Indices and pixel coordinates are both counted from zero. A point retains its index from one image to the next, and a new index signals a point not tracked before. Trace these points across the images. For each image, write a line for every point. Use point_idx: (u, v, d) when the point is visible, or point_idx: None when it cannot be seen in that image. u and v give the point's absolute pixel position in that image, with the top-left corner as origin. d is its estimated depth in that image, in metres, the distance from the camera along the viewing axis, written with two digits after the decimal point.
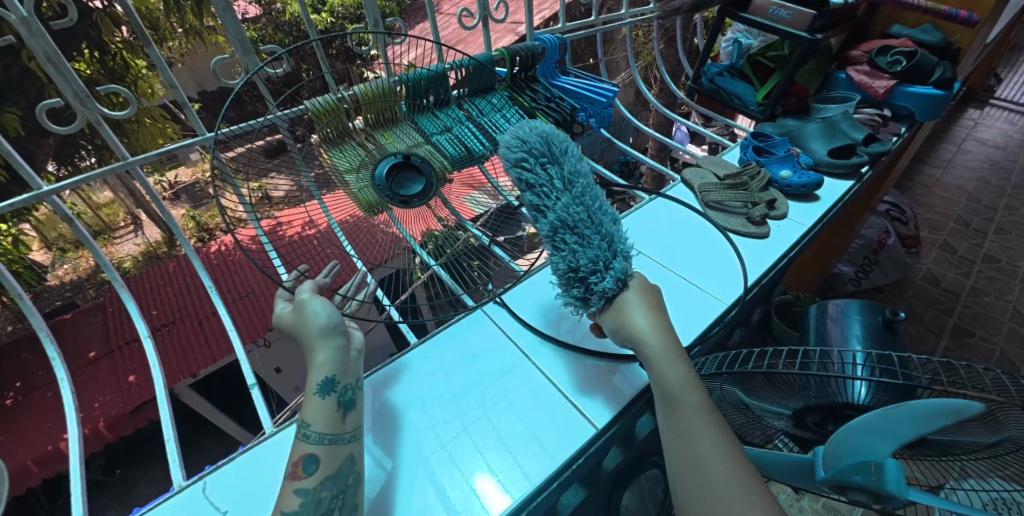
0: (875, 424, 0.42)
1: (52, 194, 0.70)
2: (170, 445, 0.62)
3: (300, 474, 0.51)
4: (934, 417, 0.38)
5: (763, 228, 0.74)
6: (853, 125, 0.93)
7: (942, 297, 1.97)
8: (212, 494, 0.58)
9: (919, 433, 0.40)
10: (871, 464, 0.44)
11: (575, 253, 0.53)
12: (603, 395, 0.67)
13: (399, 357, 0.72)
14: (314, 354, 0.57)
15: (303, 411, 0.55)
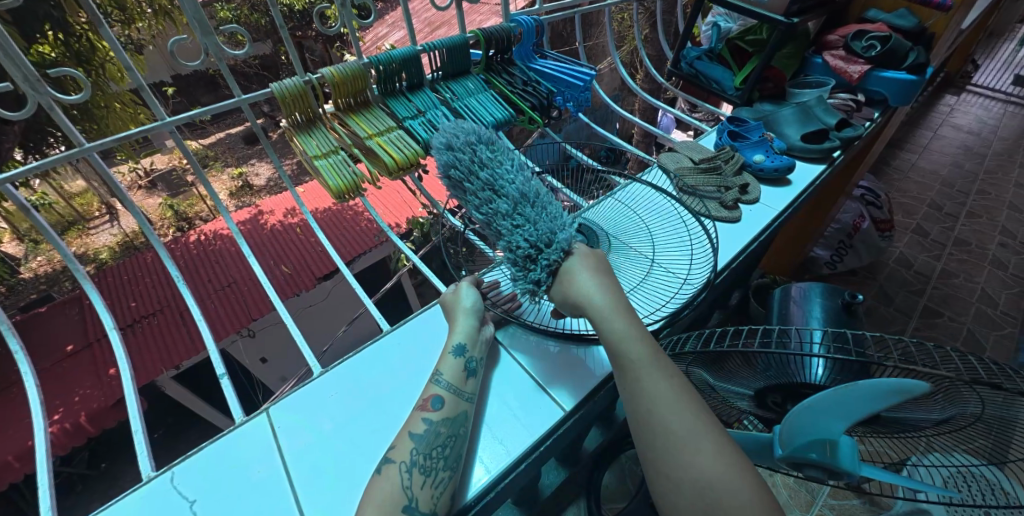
0: (830, 403, 0.43)
1: (5, 183, 0.66)
2: (137, 436, 0.60)
3: (429, 408, 0.56)
4: (886, 396, 0.39)
5: (735, 212, 0.75)
6: (826, 110, 0.94)
7: (913, 279, 2.03)
8: (180, 484, 0.57)
9: (872, 410, 0.41)
10: (828, 443, 0.45)
11: (514, 235, 0.54)
12: (576, 378, 0.67)
13: (415, 320, 0.74)
14: (456, 323, 0.64)
15: (438, 363, 0.61)
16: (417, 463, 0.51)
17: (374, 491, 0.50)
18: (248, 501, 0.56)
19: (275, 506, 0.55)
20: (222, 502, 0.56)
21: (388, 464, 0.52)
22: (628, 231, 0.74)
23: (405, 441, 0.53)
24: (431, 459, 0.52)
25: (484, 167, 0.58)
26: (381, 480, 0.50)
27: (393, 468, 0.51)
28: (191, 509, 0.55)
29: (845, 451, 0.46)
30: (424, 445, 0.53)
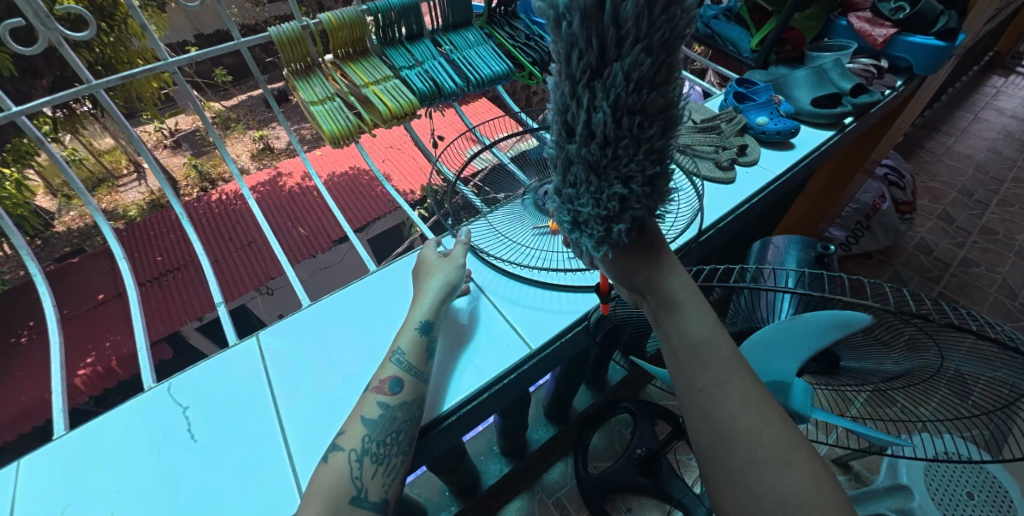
0: (771, 336, 0.40)
1: (20, 116, 0.71)
2: (142, 352, 0.65)
3: (384, 392, 0.53)
4: (832, 330, 0.36)
5: (730, 174, 0.73)
6: (842, 74, 0.90)
7: (931, 266, 1.96)
8: (176, 393, 0.61)
9: (821, 345, 0.37)
10: (781, 384, 0.42)
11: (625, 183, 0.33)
12: (546, 320, 0.67)
13: (396, 263, 0.76)
14: (419, 301, 0.62)
15: (399, 339, 0.58)
16: (368, 450, 0.49)
17: (319, 479, 0.47)
18: (235, 412, 0.60)
19: (259, 420, 0.59)
20: (213, 410, 0.60)
21: (336, 451, 0.49)
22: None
23: (355, 426, 0.50)
24: (382, 445, 0.49)
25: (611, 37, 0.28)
26: (327, 467, 0.47)
27: (342, 456, 0.48)
28: (185, 415, 0.59)
29: (802, 398, 0.42)
30: (377, 432, 0.50)
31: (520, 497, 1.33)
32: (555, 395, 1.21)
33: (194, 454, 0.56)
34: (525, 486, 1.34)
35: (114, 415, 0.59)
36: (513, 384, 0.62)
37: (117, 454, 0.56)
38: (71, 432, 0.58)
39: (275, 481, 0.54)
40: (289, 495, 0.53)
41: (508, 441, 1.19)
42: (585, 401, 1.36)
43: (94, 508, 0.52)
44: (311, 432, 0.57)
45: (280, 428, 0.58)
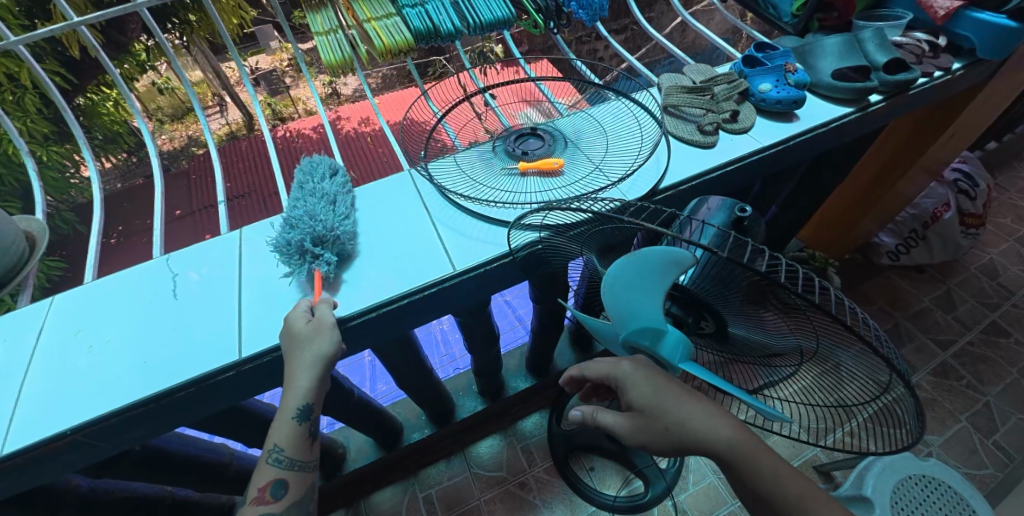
0: (626, 274, 0.39)
1: (81, 26, 0.80)
2: (156, 236, 0.75)
3: (271, 494, 0.52)
4: (668, 271, 0.36)
5: (710, 138, 0.69)
6: (879, 46, 0.81)
7: (992, 291, 1.72)
8: (171, 262, 0.69)
9: (665, 286, 0.38)
10: (652, 329, 0.43)
11: (315, 226, 0.60)
12: (487, 235, 0.63)
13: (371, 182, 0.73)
14: (287, 396, 0.52)
15: (274, 435, 0.53)
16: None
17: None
18: (211, 281, 0.66)
19: (225, 294, 0.64)
20: (194, 277, 0.66)
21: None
22: (587, 133, 0.74)
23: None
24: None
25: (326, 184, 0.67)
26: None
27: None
28: (173, 279, 0.67)
29: (672, 346, 0.43)
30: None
31: (493, 436, 1.39)
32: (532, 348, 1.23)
33: (173, 309, 0.63)
34: (499, 427, 1.40)
35: (124, 270, 0.69)
36: (413, 305, 0.59)
37: (118, 300, 0.65)
38: (92, 283, 0.68)
39: (224, 337, 0.59)
40: (231, 348, 0.57)
41: (482, 382, 1.24)
42: (568, 362, 1.38)
43: (93, 336, 0.62)
44: (263, 302, 0.62)
45: (238, 301, 0.63)
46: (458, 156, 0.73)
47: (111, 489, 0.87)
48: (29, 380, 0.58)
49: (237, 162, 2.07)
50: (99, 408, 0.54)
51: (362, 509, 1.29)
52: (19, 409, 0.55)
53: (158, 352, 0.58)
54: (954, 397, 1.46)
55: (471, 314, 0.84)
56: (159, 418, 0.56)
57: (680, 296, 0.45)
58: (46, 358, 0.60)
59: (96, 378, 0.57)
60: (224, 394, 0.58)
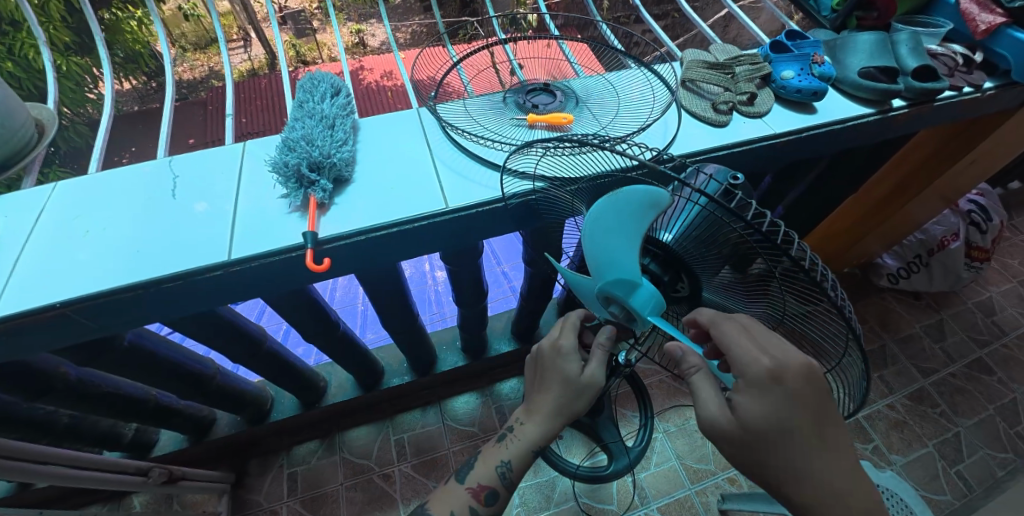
0: (605, 215, 0.40)
1: None
2: (163, 138, 0.75)
3: (478, 499, 0.54)
4: (651, 211, 0.37)
5: (723, 117, 0.69)
6: (912, 51, 0.79)
7: (984, 328, 1.69)
8: (174, 164, 0.70)
9: (643, 228, 0.38)
10: (626, 280, 0.44)
11: (309, 150, 0.60)
12: (480, 180, 0.64)
13: (376, 116, 0.73)
14: (532, 422, 0.53)
15: (473, 473, 0.55)
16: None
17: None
18: (211, 186, 0.67)
19: (222, 200, 0.65)
20: (195, 181, 0.68)
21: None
22: (600, 94, 0.74)
23: (443, 510, 0.53)
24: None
25: (325, 107, 0.66)
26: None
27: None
28: (173, 180, 0.68)
29: (644, 300, 0.44)
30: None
31: (470, 393, 1.43)
32: (519, 313, 1.24)
33: (171, 207, 0.65)
34: (477, 386, 1.44)
35: (127, 167, 0.70)
36: (404, 235, 0.61)
37: (117, 194, 0.67)
38: (97, 174, 0.69)
39: (214, 241, 0.60)
40: (221, 250, 0.59)
41: (465, 338, 1.27)
42: None
43: (90, 222, 0.64)
44: (258, 210, 0.63)
45: (233, 208, 0.64)
46: (468, 102, 0.73)
47: (98, 382, 0.91)
48: (26, 254, 0.60)
49: (255, 98, 2.08)
50: (89, 287, 0.56)
51: (336, 442, 1.34)
52: (13, 279, 0.57)
53: (152, 244, 0.60)
54: (925, 422, 1.48)
55: (463, 262, 0.86)
56: (146, 306, 0.58)
57: (661, 254, 0.45)
58: (45, 237, 0.62)
59: (88, 260, 0.59)
60: (212, 293, 0.60)
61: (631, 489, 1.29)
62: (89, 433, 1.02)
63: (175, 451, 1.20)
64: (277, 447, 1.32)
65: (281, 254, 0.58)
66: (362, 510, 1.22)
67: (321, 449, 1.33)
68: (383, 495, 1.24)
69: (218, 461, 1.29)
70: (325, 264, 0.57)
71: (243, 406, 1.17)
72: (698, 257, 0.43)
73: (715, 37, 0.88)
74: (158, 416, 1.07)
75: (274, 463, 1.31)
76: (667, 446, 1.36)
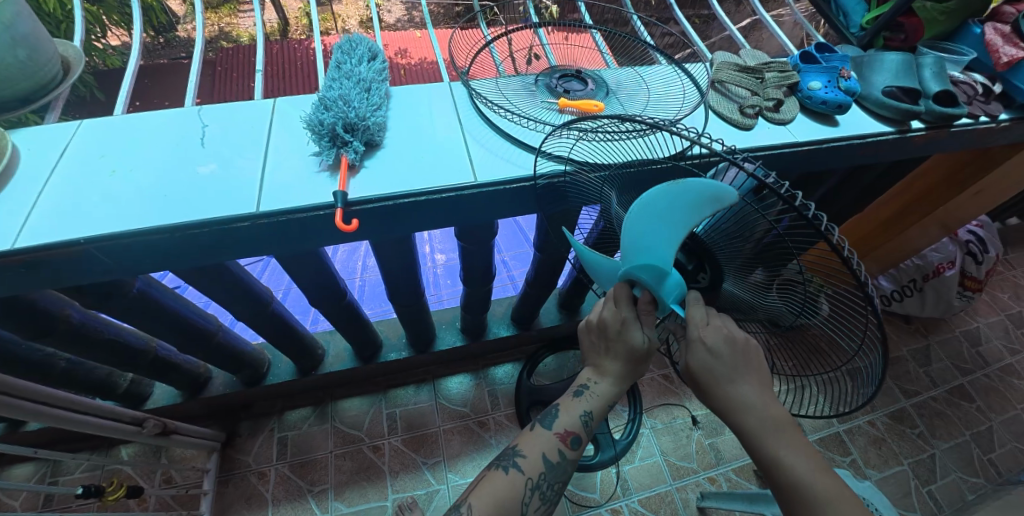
0: (655, 203, 0.41)
1: None
2: (192, 87, 0.76)
3: (566, 444, 0.52)
4: (710, 208, 0.39)
5: (748, 120, 0.70)
6: (936, 74, 0.80)
7: (968, 357, 1.73)
8: (203, 113, 0.70)
9: (692, 222, 0.40)
10: (656, 267, 0.45)
11: (345, 111, 0.64)
12: (508, 160, 0.67)
13: (409, 88, 0.76)
14: (610, 378, 0.53)
15: (538, 439, 0.52)
16: (540, 487, 0.50)
17: (489, 485, 0.49)
18: (240, 139, 0.67)
19: (252, 153, 0.66)
20: (224, 132, 0.68)
21: (516, 467, 0.50)
22: (630, 82, 0.77)
23: (536, 458, 0.51)
24: (552, 490, 0.51)
25: (362, 73, 0.70)
26: (503, 479, 0.49)
27: (519, 478, 0.50)
28: (202, 129, 0.69)
29: (671, 288, 0.47)
30: (551, 475, 0.51)
31: (464, 375, 1.44)
32: (521, 299, 1.25)
33: (200, 155, 0.65)
34: (472, 368, 1.46)
35: (154, 113, 0.70)
36: (430, 204, 0.62)
37: (145, 138, 0.67)
38: (125, 117, 0.69)
39: (244, 191, 0.60)
40: (250, 201, 0.59)
41: (466, 319, 1.28)
42: (552, 321, 1.41)
43: (116, 162, 0.64)
44: (289, 166, 0.64)
45: (263, 161, 0.65)
46: (498, 82, 0.77)
47: (100, 328, 0.84)
48: (50, 188, 0.60)
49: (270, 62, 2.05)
50: (114, 226, 0.56)
51: (328, 410, 1.35)
52: (36, 211, 0.57)
53: (179, 189, 0.60)
54: (902, 441, 1.52)
55: (475, 241, 0.87)
56: (170, 250, 0.58)
57: (689, 242, 0.48)
58: (69, 173, 0.62)
59: (114, 199, 0.59)
60: (237, 243, 0.60)
61: (614, 480, 1.31)
62: (84, 381, 0.99)
63: (168, 405, 1.17)
64: (269, 410, 1.34)
65: (310, 212, 0.59)
66: (350, 478, 1.24)
67: (313, 417, 1.34)
68: (371, 466, 1.26)
69: (209, 420, 1.29)
70: (354, 225, 0.60)
71: (242, 367, 1.15)
72: (730, 252, 0.46)
73: (743, 40, 0.90)
74: (156, 367, 1.01)
75: (265, 426, 1.31)
76: (653, 442, 1.39)
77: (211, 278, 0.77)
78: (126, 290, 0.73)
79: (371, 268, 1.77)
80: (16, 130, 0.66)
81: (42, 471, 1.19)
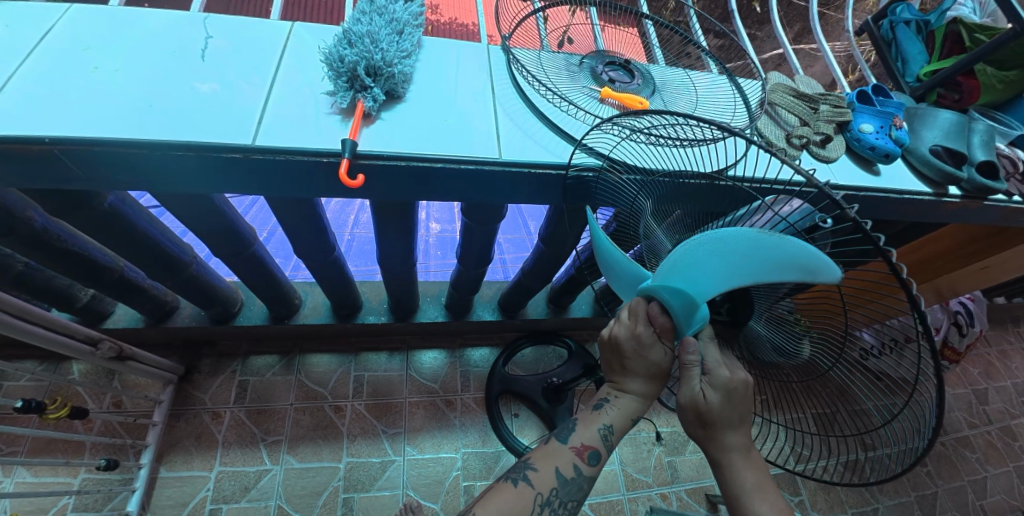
0: (733, 243, 0.38)
1: None
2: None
3: (582, 459, 0.49)
4: (790, 271, 0.36)
5: (792, 151, 0.67)
6: (987, 142, 0.77)
7: None
8: (209, 24, 0.64)
9: (763, 279, 0.38)
10: (689, 297, 0.43)
11: (372, 52, 0.59)
12: (534, 140, 0.62)
13: (440, 45, 0.70)
14: (633, 395, 0.51)
15: (554, 454, 0.50)
16: (551, 503, 0.48)
17: (497, 497, 0.47)
18: (244, 60, 0.61)
19: (256, 77, 0.60)
20: (228, 48, 0.62)
21: (526, 481, 0.48)
22: (675, 85, 0.75)
23: (549, 472, 0.48)
24: (564, 508, 0.48)
25: (393, 14, 0.64)
26: (512, 492, 0.47)
27: (529, 492, 0.47)
28: (206, 40, 0.62)
29: (694, 321, 0.45)
30: (564, 491, 0.48)
31: (440, 351, 1.42)
32: (513, 287, 1.21)
33: (197, 68, 0.59)
34: (448, 345, 1.43)
35: (153, 14, 0.63)
36: (446, 173, 0.58)
37: (140, 39, 0.60)
38: (121, 12, 0.62)
39: (241, 119, 0.55)
40: (247, 132, 0.54)
41: (451, 296, 1.24)
42: (538, 314, 1.38)
43: (100, 58, 0.57)
44: (296, 101, 0.58)
45: (268, 90, 0.59)
46: (539, 57, 0.72)
47: (64, 238, 0.77)
48: (21, 74, 0.53)
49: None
50: (90, 130, 0.49)
51: (296, 362, 1.31)
52: (3, 98, 0.50)
53: (167, 102, 0.54)
54: (851, 491, 1.56)
55: (480, 220, 0.83)
56: (150, 169, 0.52)
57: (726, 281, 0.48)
58: (48, 60, 0.55)
59: (95, 101, 0.52)
60: (223, 176, 0.55)
61: None
62: (42, 289, 0.92)
63: (128, 328, 1.12)
64: (233, 351, 1.29)
65: (313, 157, 0.54)
66: (306, 434, 1.21)
67: (278, 365, 1.29)
68: (330, 425, 1.23)
69: (169, 350, 1.25)
70: (359, 180, 0.55)
71: (212, 303, 1.09)
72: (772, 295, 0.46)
73: (798, 65, 0.86)
74: (121, 289, 0.96)
75: (226, 367, 1.27)
76: (614, 451, 1.39)
77: (193, 207, 0.71)
78: (97, 203, 0.67)
79: (362, 225, 1.72)
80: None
81: None
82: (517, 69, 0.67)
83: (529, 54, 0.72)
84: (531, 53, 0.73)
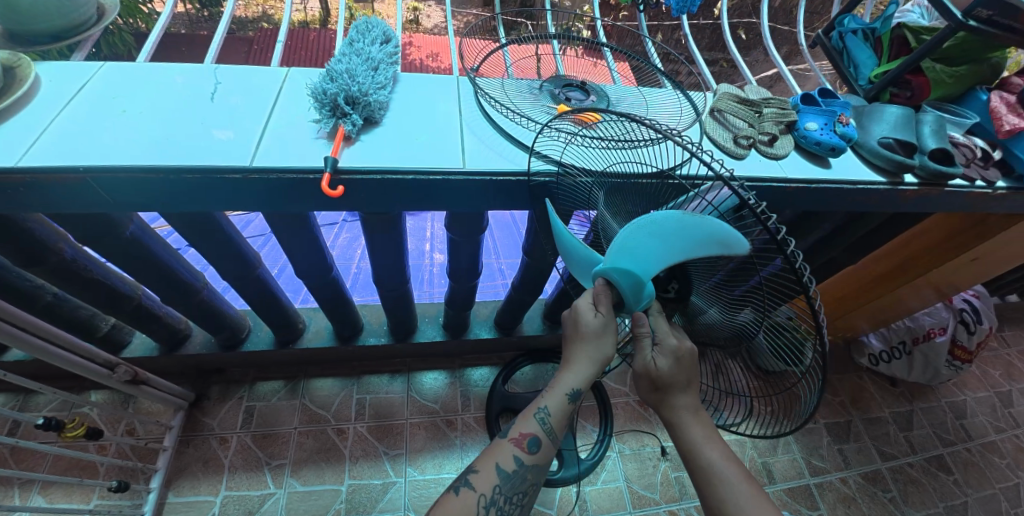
0: (665, 226, 0.42)
1: None
2: (212, 49, 0.78)
3: (523, 449, 0.52)
4: (712, 248, 0.41)
5: (741, 150, 0.72)
6: (936, 132, 0.80)
7: (951, 428, 1.70)
8: (218, 71, 0.73)
9: (693, 255, 0.42)
10: (635, 276, 0.47)
11: (350, 85, 0.66)
12: (499, 153, 0.68)
13: (415, 78, 0.78)
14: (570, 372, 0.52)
15: (495, 453, 0.52)
16: (496, 501, 0.50)
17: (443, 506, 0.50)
18: (244, 101, 0.70)
19: (255, 113, 0.68)
20: (232, 92, 0.71)
21: (468, 485, 0.51)
22: (631, 99, 0.81)
23: (490, 472, 0.51)
24: (510, 502, 0.51)
25: (369, 54, 0.72)
26: (456, 500, 0.50)
27: (472, 495, 0.50)
28: (215, 85, 0.71)
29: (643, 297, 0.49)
30: (507, 485, 0.51)
31: (440, 372, 1.44)
32: (507, 303, 1.25)
33: (205, 108, 0.67)
34: (449, 366, 1.46)
35: (168, 66, 0.73)
36: (419, 185, 0.64)
37: (159, 86, 0.69)
38: (144, 66, 0.72)
39: (241, 147, 0.62)
40: (244, 157, 0.61)
41: (448, 314, 1.28)
42: (534, 330, 1.40)
43: (126, 103, 0.66)
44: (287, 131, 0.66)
45: (265, 122, 0.66)
46: (505, 84, 0.79)
47: (89, 267, 0.85)
48: (59, 119, 0.61)
49: None
50: (113, 161, 0.57)
51: (300, 387, 1.35)
52: (47, 136, 0.59)
53: (179, 135, 0.62)
54: (872, 502, 1.49)
55: (465, 234, 0.89)
56: (161, 192, 0.60)
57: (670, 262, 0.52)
58: (81, 105, 0.64)
59: (119, 137, 0.60)
60: (225, 197, 0.62)
61: (573, 499, 1.30)
62: (67, 319, 0.99)
63: (143, 357, 1.18)
64: (241, 378, 1.34)
65: (299, 174, 0.61)
66: (310, 457, 1.23)
67: (283, 391, 1.34)
68: (333, 448, 1.25)
69: (181, 379, 1.30)
70: (338, 191, 0.61)
71: (221, 329, 1.15)
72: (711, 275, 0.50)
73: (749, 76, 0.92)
74: (138, 316, 1.02)
75: (234, 394, 1.31)
76: (618, 466, 1.37)
77: (199, 231, 0.78)
78: (118, 232, 0.74)
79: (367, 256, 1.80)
80: (40, 62, 0.69)
81: (13, 403, 1.20)
82: (482, 94, 0.74)
83: (495, 82, 0.80)
84: (497, 81, 0.80)
